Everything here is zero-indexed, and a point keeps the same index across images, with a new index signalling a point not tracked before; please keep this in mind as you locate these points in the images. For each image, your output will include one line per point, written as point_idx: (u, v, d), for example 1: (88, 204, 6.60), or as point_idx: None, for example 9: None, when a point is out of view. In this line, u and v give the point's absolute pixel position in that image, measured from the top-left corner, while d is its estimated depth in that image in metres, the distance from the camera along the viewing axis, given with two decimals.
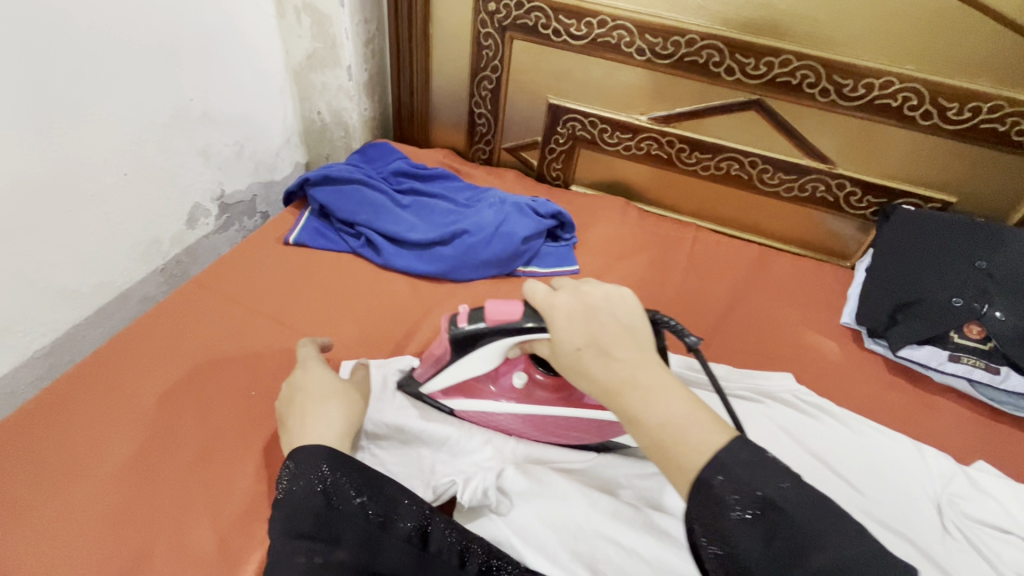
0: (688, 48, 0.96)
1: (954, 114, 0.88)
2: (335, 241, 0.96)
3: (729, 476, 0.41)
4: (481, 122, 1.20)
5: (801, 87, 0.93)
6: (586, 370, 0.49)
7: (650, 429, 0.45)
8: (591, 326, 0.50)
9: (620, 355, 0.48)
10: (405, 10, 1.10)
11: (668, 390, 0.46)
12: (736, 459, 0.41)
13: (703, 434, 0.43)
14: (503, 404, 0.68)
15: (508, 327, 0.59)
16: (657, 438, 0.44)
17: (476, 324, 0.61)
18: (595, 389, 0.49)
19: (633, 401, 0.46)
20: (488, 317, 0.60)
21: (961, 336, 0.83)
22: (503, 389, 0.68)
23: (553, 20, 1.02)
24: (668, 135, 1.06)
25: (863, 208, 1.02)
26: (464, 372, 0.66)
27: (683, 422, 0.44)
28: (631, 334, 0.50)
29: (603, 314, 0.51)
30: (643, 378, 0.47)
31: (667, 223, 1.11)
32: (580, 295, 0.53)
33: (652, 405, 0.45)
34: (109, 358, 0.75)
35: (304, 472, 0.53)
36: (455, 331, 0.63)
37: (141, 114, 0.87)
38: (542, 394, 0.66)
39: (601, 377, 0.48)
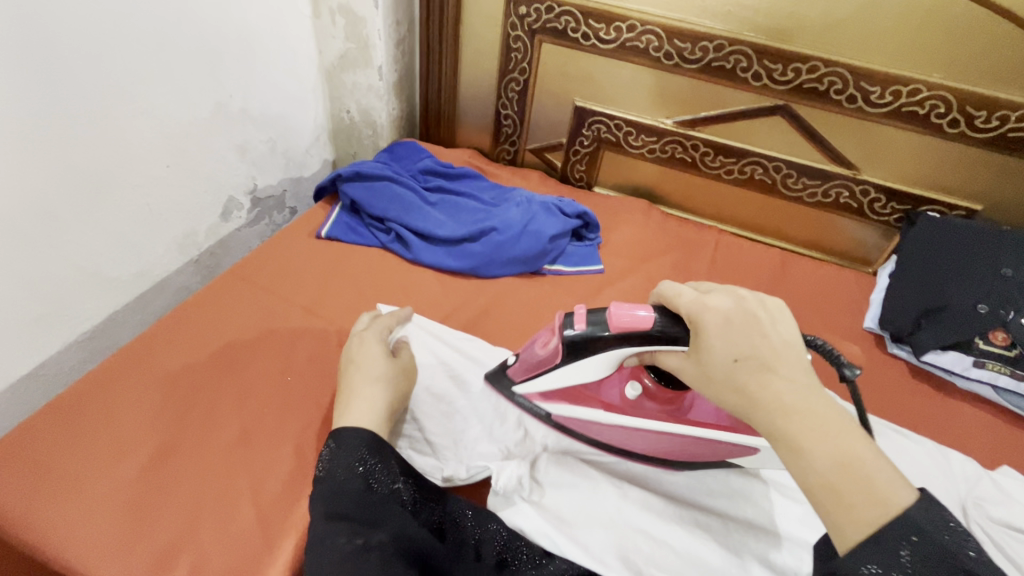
0: (716, 53, 0.97)
1: (982, 123, 0.89)
2: (366, 236, 0.98)
3: (925, 538, 0.37)
4: (507, 123, 1.22)
5: (827, 93, 0.94)
6: (744, 386, 0.46)
7: (814, 465, 0.41)
8: (750, 339, 0.46)
9: (784, 374, 0.45)
10: (436, 13, 1.12)
11: (838, 423, 0.43)
12: (929, 520, 0.38)
13: (887, 485, 0.39)
14: (611, 414, 0.65)
15: (635, 335, 0.55)
16: (825, 477, 0.41)
17: (597, 328, 0.58)
18: (753, 407, 0.45)
19: (799, 429, 0.43)
20: (612, 324, 0.56)
21: (985, 342, 0.83)
22: (613, 397, 0.65)
23: (582, 25, 1.04)
24: (693, 139, 1.08)
25: (887, 214, 1.03)
26: (574, 376, 0.63)
27: (864, 466, 0.40)
28: (794, 351, 0.46)
29: (759, 325, 0.47)
30: (811, 409, 0.43)
31: (690, 226, 1.12)
32: (735, 302, 0.49)
33: (820, 437, 0.42)
34: (153, 343, 0.78)
35: (347, 455, 0.55)
36: (571, 334, 0.59)
37: (184, 110, 0.90)
38: (653, 407, 0.63)
39: (765, 396, 0.44)
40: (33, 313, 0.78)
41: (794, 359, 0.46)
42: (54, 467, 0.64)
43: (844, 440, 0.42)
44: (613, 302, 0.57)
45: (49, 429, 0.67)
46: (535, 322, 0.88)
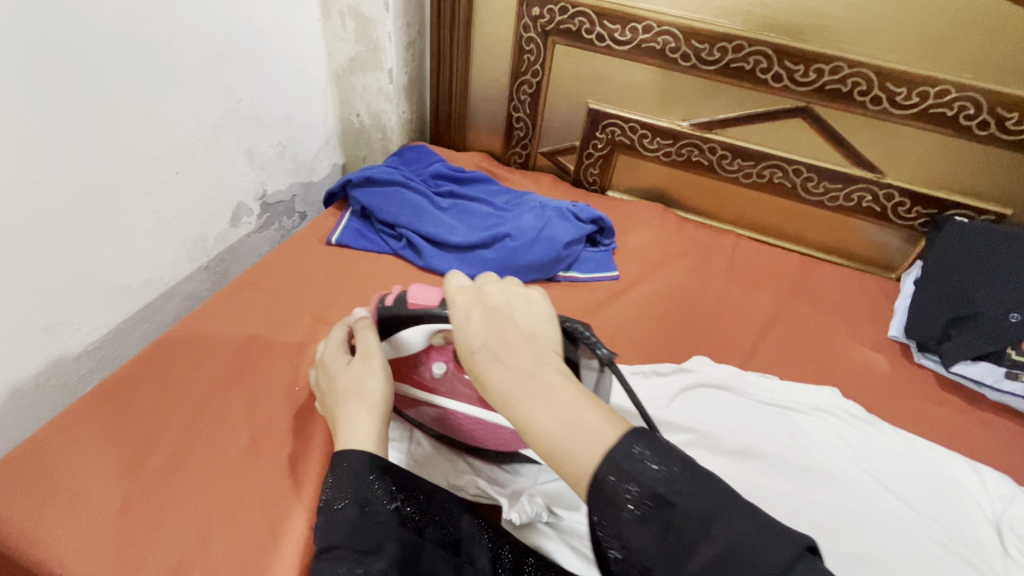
0: (734, 54, 0.95)
1: (1013, 124, 0.86)
2: (377, 243, 0.97)
3: (621, 474, 0.36)
4: (518, 126, 1.20)
5: (851, 94, 0.91)
6: (478, 376, 0.44)
7: (540, 439, 0.40)
8: (487, 328, 0.45)
9: (513, 358, 0.43)
10: (447, 15, 1.10)
11: (565, 393, 0.41)
12: (627, 454, 0.37)
13: (597, 437, 0.38)
14: (423, 392, 0.66)
15: (430, 312, 0.59)
16: (548, 449, 0.39)
17: (397, 306, 0.62)
18: (491, 397, 0.43)
19: (524, 408, 0.41)
20: (408, 299, 0.61)
21: (1019, 353, 0.80)
22: (423, 376, 0.65)
23: (597, 25, 1.01)
24: (710, 141, 1.05)
25: (911, 218, 1.00)
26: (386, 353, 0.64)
27: (575, 428, 0.39)
28: (530, 336, 0.45)
29: (498, 313, 0.46)
30: (534, 383, 0.41)
31: (706, 230, 1.09)
32: (484, 295, 0.48)
33: (544, 412, 0.40)
34: (162, 353, 0.76)
35: (343, 479, 0.52)
36: (382, 308, 0.63)
37: (191, 114, 0.89)
38: (467, 392, 0.65)
39: (494, 383, 0.43)
40: (43, 322, 0.78)
41: (528, 342, 0.44)
42: (60, 481, 0.63)
43: (564, 407, 0.40)
44: (412, 287, 0.62)
45: (56, 441, 0.66)
46: None
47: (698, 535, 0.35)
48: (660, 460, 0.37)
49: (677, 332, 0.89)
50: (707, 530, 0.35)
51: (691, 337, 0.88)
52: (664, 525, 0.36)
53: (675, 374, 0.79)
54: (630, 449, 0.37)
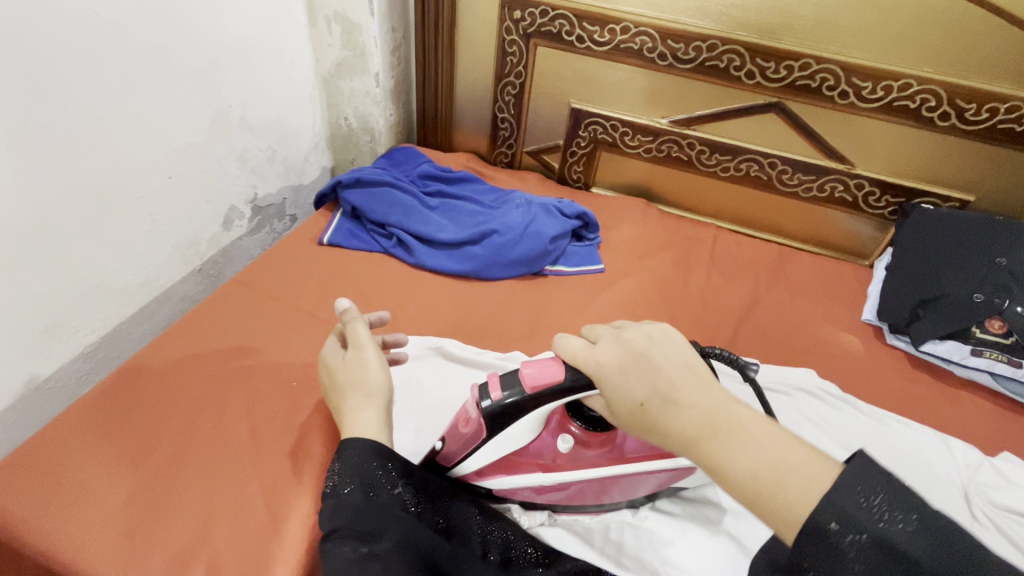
0: (709, 52, 0.98)
1: (972, 115, 0.90)
2: (368, 242, 0.99)
3: (845, 522, 0.37)
4: (504, 126, 1.23)
5: (820, 89, 0.96)
6: (659, 424, 0.47)
7: (739, 479, 0.42)
8: (648, 374, 0.48)
9: (687, 400, 0.46)
10: (431, 20, 1.13)
11: (753, 429, 0.44)
12: (852, 500, 0.38)
13: (805, 476, 0.40)
14: (551, 476, 0.59)
15: (552, 390, 0.53)
16: (750, 490, 0.41)
17: (511, 394, 0.54)
18: (672, 442, 0.46)
19: (718, 450, 0.43)
20: (526, 385, 0.53)
21: (983, 331, 0.85)
22: (547, 458, 0.60)
23: (576, 27, 1.04)
24: (689, 137, 1.09)
25: (881, 207, 1.04)
26: (508, 444, 0.57)
27: (782, 466, 0.41)
28: (692, 374, 0.48)
29: (650, 357, 0.49)
30: (721, 424, 0.44)
31: (688, 224, 1.13)
32: (623, 343, 0.51)
33: (739, 451, 0.43)
34: (158, 353, 0.78)
35: (348, 467, 0.54)
36: (487, 405, 0.54)
37: (182, 120, 0.91)
38: (593, 455, 0.60)
39: (675, 427, 0.46)
40: (40, 326, 0.79)
41: (692, 381, 0.47)
42: (64, 478, 0.64)
43: (759, 446, 0.43)
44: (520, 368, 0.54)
45: (58, 439, 0.67)
46: (539, 322, 0.89)
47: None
48: (893, 512, 0.37)
49: (662, 321, 0.92)
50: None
51: (676, 326, 0.92)
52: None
53: None
54: (850, 492, 0.38)
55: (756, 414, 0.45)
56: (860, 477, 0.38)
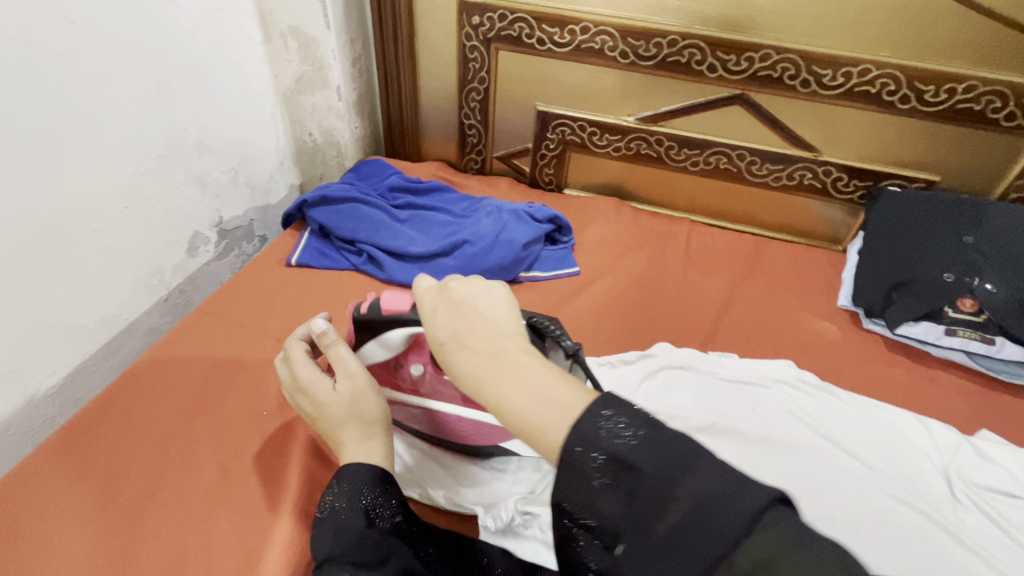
0: (670, 48, 0.98)
1: (931, 96, 0.91)
2: (337, 260, 0.96)
3: (585, 441, 0.37)
4: (471, 133, 1.22)
5: (781, 79, 0.96)
6: (449, 365, 0.45)
7: (508, 414, 0.40)
8: (457, 319, 0.46)
9: (480, 344, 0.44)
10: (389, 30, 1.12)
11: (532, 368, 0.42)
12: (591, 420, 0.37)
13: (567, 409, 0.39)
14: (400, 392, 0.67)
15: (401, 317, 0.62)
16: (516, 427, 0.40)
17: (372, 312, 0.63)
18: (462, 384, 0.44)
19: (495, 389, 0.41)
20: (383, 306, 0.62)
21: (955, 310, 0.86)
22: (405, 379, 0.67)
23: (536, 30, 1.03)
24: (657, 134, 1.08)
25: (850, 192, 1.05)
26: (366, 358, 0.66)
27: (546, 401, 0.39)
28: (499, 320, 0.45)
29: (461, 300, 0.47)
30: (505, 365, 0.42)
31: (661, 220, 1.13)
32: (445, 288, 0.48)
33: (513, 390, 0.40)
34: (120, 392, 0.75)
35: (350, 491, 0.52)
36: (357, 315, 0.65)
37: (136, 147, 0.88)
38: (445, 391, 0.66)
39: (464, 369, 0.43)
40: None
41: (495, 326, 0.45)
42: (42, 519, 0.63)
43: (532, 383, 0.40)
44: (383, 293, 0.63)
45: (32, 480, 0.66)
46: None
47: (662, 498, 0.35)
48: (620, 426, 0.37)
49: (640, 321, 0.91)
50: (670, 493, 0.35)
51: (654, 325, 0.91)
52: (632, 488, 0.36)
53: (640, 360, 0.82)
54: (592, 416, 0.37)
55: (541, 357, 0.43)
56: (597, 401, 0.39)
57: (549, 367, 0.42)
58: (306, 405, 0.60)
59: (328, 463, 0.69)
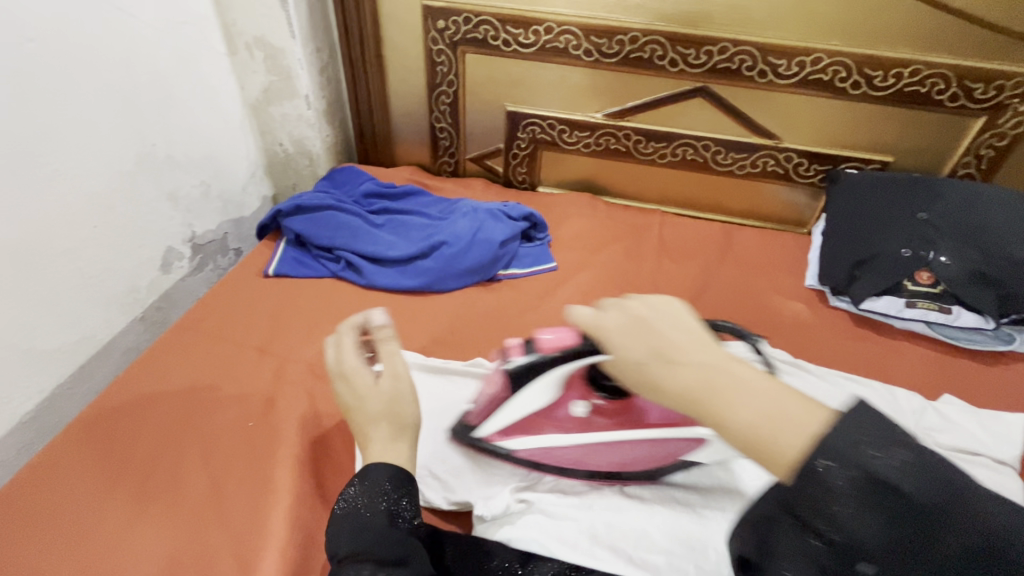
0: (632, 45, 1.00)
1: (880, 82, 0.95)
2: (315, 268, 0.96)
3: (833, 458, 0.36)
4: (443, 136, 1.22)
5: (739, 71, 0.99)
6: (657, 383, 0.45)
7: (739, 430, 0.40)
8: (648, 337, 0.47)
9: (688, 359, 0.44)
10: (355, 37, 1.12)
11: (750, 380, 0.42)
12: (845, 439, 0.36)
13: (802, 422, 0.39)
14: (565, 435, 0.66)
15: (565, 353, 0.60)
16: (749, 439, 0.40)
17: (531, 356, 0.62)
18: (674, 401, 0.44)
19: (719, 404, 0.42)
20: (541, 345, 0.61)
21: (914, 283, 0.90)
22: (561, 419, 0.67)
23: (501, 32, 1.04)
24: (624, 128, 1.11)
25: (811, 175, 1.09)
26: (522, 404, 0.66)
27: (780, 413, 0.40)
28: (695, 336, 0.46)
29: (654, 318, 0.48)
30: (722, 380, 0.42)
31: (634, 213, 1.16)
32: (630, 306, 0.49)
33: (740, 404, 0.41)
34: (101, 413, 0.74)
35: (374, 491, 0.51)
36: (510, 366, 0.63)
37: (103, 164, 0.87)
38: (600, 420, 0.66)
39: (679, 385, 0.44)
40: None
41: (692, 341, 0.46)
42: (53, 523, 0.64)
43: (760, 398, 0.41)
44: (535, 334, 0.62)
45: (42, 485, 0.67)
46: (497, 327, 0.89)
47: (937, 526, 0.34)
48: (889, 452, 0.36)
49: None
50: (944, 529, 0.34)
51: None
52: (897, 512, 0.35)
53: None
54: (847, 434, 0.37)
55: (756, 371, 0.43)
56: (839, 425, 0.37)
57: (770, 381, 0.42)
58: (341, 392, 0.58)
59: (321, 468, 0.69)
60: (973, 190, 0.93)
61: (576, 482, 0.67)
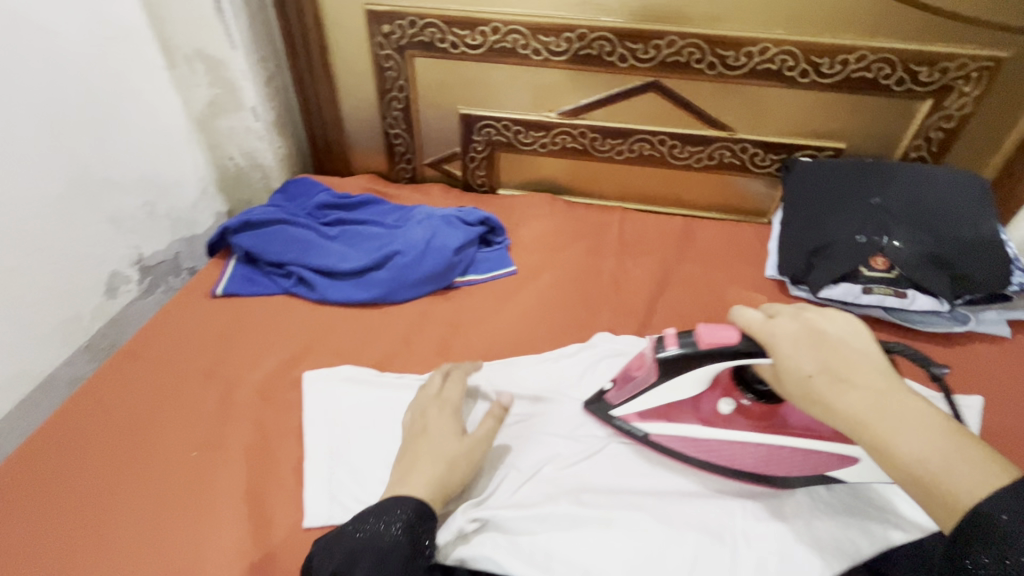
0: (580, 42, 0.99)
1: (828, 69, 0.95)
2: (266, 285, 0.93)
3: (1015, 513, 0.39)
4: (398, 142, 1.20)
5: (689, 63, 0.98)
6: (824, 399, 0.51)
7: (905, 461, 0.46)
8: (825, 357, 0.52)
9: (862, 384, 0.50)
10: (300, 45, 1.09)
11: (924, 416, 0.47)
12: None
13: (972, 473, 0.43)
14: (708, 430, 0.66)
15: (729, 352, 0.57)
16: (911, 470, 0.45)
17: (689, 349, 0.59)
18: (838, 420, 0.50)
19: (884, 430, 0.47)
20: (704, 340, 0.58)
21: (869, 269, 0.89)
22: (707, 415, 0.66)
23: (447, 34, 1.02)
24: (580, 126, 1.10)
25: (767, 165, 1.09)
26: (670, 393, 0.64)
27: (949, 456, 0.44)
28: (868, 362, 0.51)
29: (830, 339, 0.53)
30: (891, 411, 0.48)
31: (595, 211, 1.15)
32: (802, 320, 0.55)
33: (910, 436, 0.46)
34: (35, 450, 0.71)
35: (392, 517, 0.55)
36: (663, 356, 0.60)
37: (26, 190, 0.85)
38: (746, 422, 0.65)
39: (847, 407, 0.49)
40: None
41: (868, 369, 0.51)
42: (19, 529, 0.64)
43: (931, 438, 0.46)
44: (699, 332, 0.59)
45: (10, 492, 0.67)
46: (456, 337, 0.87)
47: None
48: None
49: (580, 312, 0.92)
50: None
51: (594, 315, 0.91)
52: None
53: (578, 352, 0.82)
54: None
55: (931, 410, 0.47)
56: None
57: (942, 424, 0.46)
58: (412, 429, 0.66)
59: (266, 496, 0.65)
60: (924, 174, 0.94)
61: (532, 492, 0.64)
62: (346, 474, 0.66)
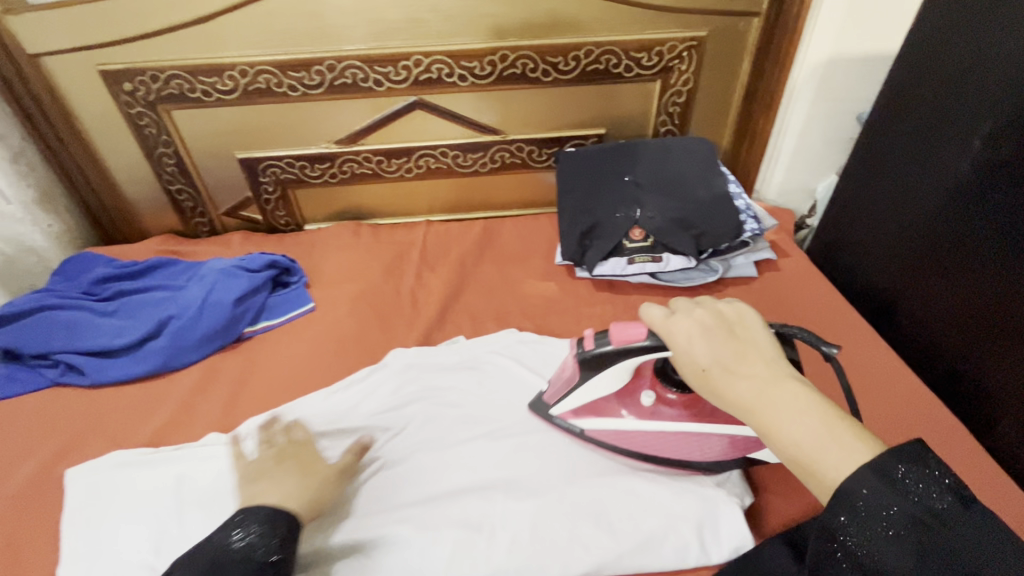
0: (331, 73, 1.00)
1: (564, 66, 1.03)
2: (31, 380, 0.87)
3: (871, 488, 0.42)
4: (184, 197, 1.16)
5: (441, 78, 1.03)
6: (718, 389, 0.53)
7: (787, 446, 0.47)
8: (713, 349, 0.55)
9: (745, 372, 0.52)
10: (42, 118, 1.02)
11: (802, 396, 0.48)
12: (885, 475, 0.42)
13: (843, 458, 0.43)
14: (639, 423, 0.70)
15: (632, 347, 0.64)
16: (794, 456, 0.46)
17: (602, 346, 0.65)
18: (732, 407, 0.51)
19: (767, 416, 0.48)
20: (613, 335, 0.64)
21: (630, 242, 0.98)
22: (631, 407, 0.71)
23: (195, 83, 1.00)
24: (362, 152, 1.11)
25: (545, 159, 1.17)
26: (593, 386, 0.70)
27: (821, 439, 0.45)
28: (754, 349, 0.54)
29: (724, 329, 0.56)
30: (773, 393, 0.49)
31: (398, 229, 1.17)
32: (698, 314, 0.58)
33: (789, 422, 0.47)
34: None
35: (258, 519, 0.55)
36: (581, 351, 0.67)
37: None
38: (669, 410, 0.70)
39: (735, 394, 0.51)
40: None
41: (755, 358, 0.53)
42: None
43: (806, 416, 0.47)
44: (613, 326, 0.64)
45: None
46: (246, 388, 0.86)
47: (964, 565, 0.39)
48: (937, 491, 0.42)
49: (377, 335, 0.94)
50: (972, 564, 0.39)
51: (391, 334, 0.94)
52: (928, 548, 0.40)
53: (366, 377, 0.84)
54: (885, 470, 0.42)
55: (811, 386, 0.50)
56: (888, 454, 0.43)
57: (826, 403, 0.48)
58: None
59: None
60: (664, 146, 1.05)
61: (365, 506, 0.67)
62: (109, 565, 0.64)
